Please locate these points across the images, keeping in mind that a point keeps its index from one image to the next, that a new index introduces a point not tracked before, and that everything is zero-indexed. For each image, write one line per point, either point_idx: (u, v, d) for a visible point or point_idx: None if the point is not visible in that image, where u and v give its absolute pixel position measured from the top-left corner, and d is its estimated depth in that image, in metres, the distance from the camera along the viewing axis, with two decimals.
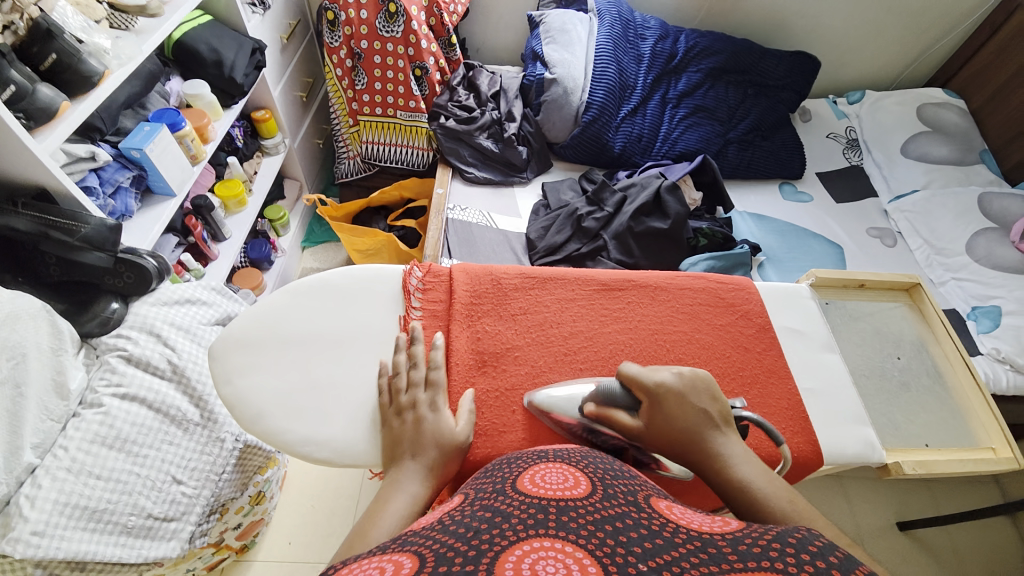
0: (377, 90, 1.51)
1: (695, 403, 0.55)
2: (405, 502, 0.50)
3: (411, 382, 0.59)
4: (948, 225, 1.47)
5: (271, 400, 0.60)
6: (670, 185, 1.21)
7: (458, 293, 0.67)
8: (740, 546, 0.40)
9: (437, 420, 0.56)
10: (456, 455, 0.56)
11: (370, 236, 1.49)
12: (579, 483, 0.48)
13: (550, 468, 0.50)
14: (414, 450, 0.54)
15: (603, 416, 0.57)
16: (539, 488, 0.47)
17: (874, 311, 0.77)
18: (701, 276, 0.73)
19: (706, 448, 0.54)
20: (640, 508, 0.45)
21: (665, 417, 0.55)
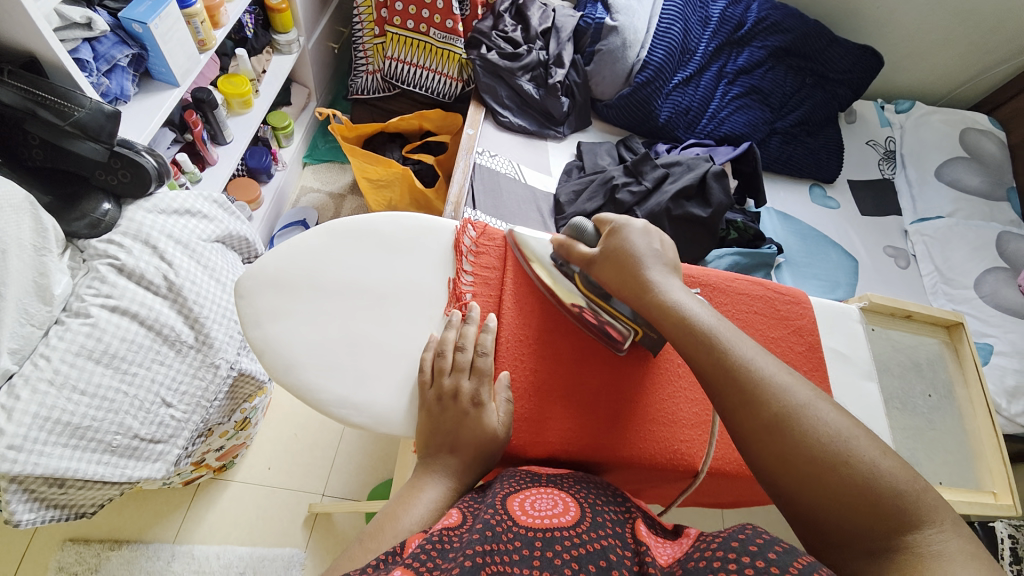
0: (413, 0, 1.35)
1: (646, 244, 0.58)
2: (439, 490, 0.50)
3: (457, 366, 0.54)
4: (963, 257, 1.48)
5: (305, 353, 0.54)
6: (718, 171, 1.14)
7: (512, 262, 0.62)
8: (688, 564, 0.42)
9: (481, 414, 0.53)
10: (491, 447, 0.53)
11: (383, 166, 1.37)
12: (569, 508, 0.50)
13: (544, 494, 0.51)
14: (452, 442, 0.52)
15: (566, 248, 0.61)
16: (529, 514, 0.48)
17: (915, 344, 0.76)
18: (759, 282, 0.69)
19: (641, 273, 0.56)
20: (629, 539, 0.47)
21: (619, 248, 0.58)
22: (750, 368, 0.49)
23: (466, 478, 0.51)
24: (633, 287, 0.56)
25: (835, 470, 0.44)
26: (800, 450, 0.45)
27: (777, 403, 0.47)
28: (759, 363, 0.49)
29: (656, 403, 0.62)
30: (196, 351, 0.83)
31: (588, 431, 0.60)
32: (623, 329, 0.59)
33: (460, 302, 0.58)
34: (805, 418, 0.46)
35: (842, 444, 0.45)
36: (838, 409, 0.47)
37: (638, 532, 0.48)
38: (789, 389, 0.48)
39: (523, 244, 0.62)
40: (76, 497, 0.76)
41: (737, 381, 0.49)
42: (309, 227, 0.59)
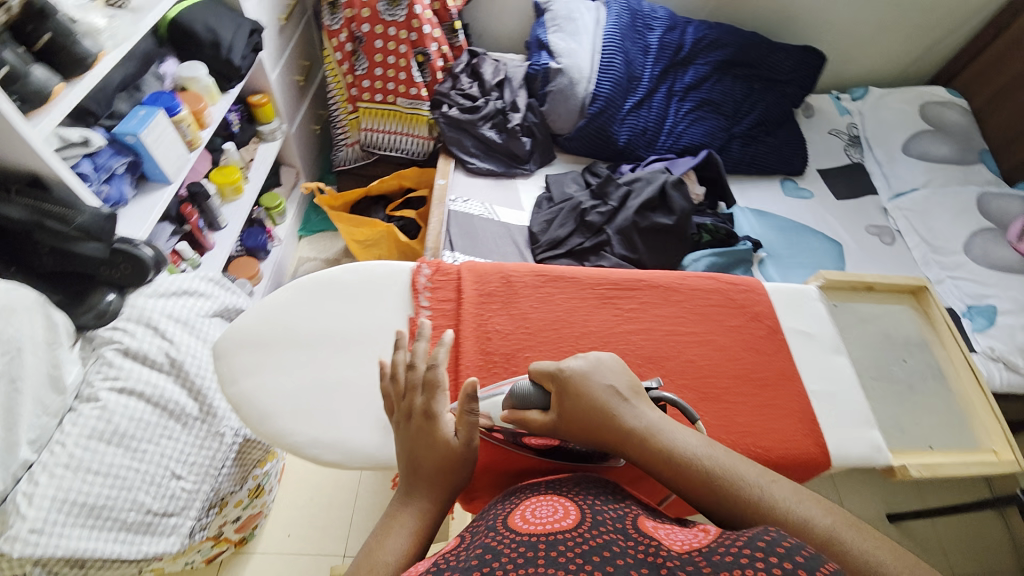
0: (378, 76, 1.49)
1: (597, 382, 0.55)
2: (415, 513, 0.51)
3: (410, 385, 0.54)
4: (945, 225, 1.48)
5: (280, 402, 0.58)
6: (675, 181, 1.20)
7: (467, 293, 0.63)
8: (716, 557, 0.42)
9: (436, 427, 0.52)
10: (458, 464, 0.52)
11: (369, 227, 1.47)
12: (569, 512, 0.51)
13: (544, 503, 0.54)
14: (415, 461, 0.52)
15: (517, 419, 0.56)
16: (531, 522, 0.50)
17: (882, 313, 0.76)
18: (712, 276, 0.71)
19: (618, 424, 0.53)
20: (631, 532, 0.48)
21: (570, 402, 0.54)
22: (767, 505, 0.47)
23: (438, 499, 0.52)
24: (617, 440, 0.52)
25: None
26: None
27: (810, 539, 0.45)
28: (773, 496, 0.47)
29: None
30: (200, 422, 0.89)
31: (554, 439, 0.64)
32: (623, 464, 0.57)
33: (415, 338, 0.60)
34: (841, 545, 0.44)
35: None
36: (866, 531, 0.45)
37: (639, 526, 0.49)
38: (811, 518, 0.46)
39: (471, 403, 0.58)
40: None
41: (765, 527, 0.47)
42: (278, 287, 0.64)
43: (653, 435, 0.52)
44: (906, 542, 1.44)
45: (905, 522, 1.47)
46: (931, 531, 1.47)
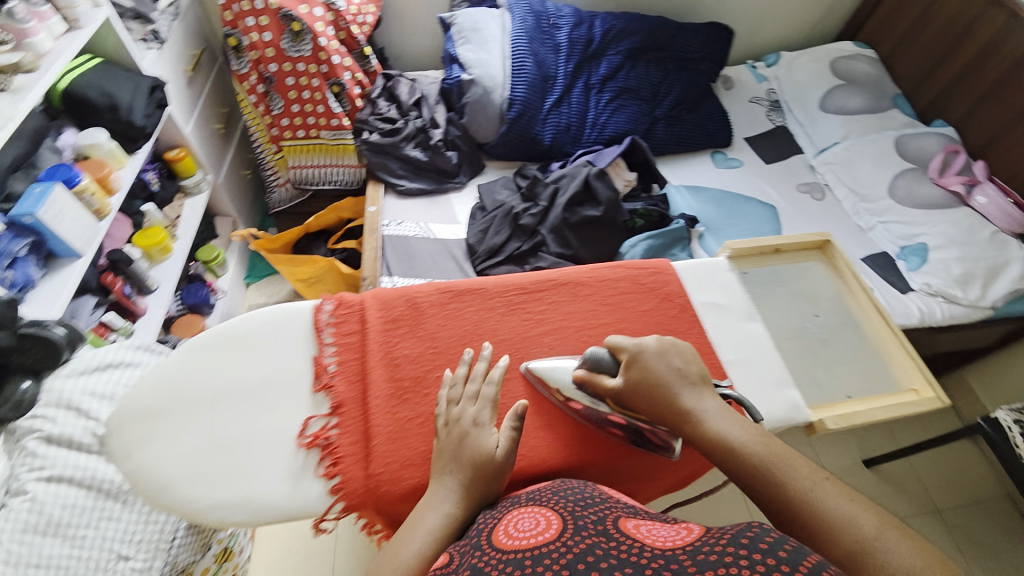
0: (296, 112, 1.48)
1: (665, 364, 0.61)
2: (439, 515, 0.54)
3: (462, 396, 0.59)
4: (869, 169, 1.50)
5: (176, 473, 0.56)
6: (597, 172, 1.22)
7: (371, 323, 0.63)
8: (699, 556, 0.42)
9: (478, 435, 0.57)
10: (498, 472, 0.56)
11: (309, 263, 1.45)
12: (552, 521, 0.51)
13: (524, 516, 0.53)
14: (454, 464, 0.56)
15: (586, 380, 0.62)
16: (513, 536, 0.50)
17: (792, 272, 0.78)
18: (620, 264, 0.73)
19: (680, 401, 0.59)
20: (613, 533, 0.48)
21: (640, 376, 0.60)
22: (808, 501, 0.51)
23: (470, 502, 0.55)
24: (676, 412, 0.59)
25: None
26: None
27: (843, 541, 0.48)
28: (820, 498, 0.51)
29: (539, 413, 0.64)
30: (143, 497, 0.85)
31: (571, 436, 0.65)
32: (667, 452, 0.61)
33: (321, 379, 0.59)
34: (876, 556, 0.47)
35: None
36: (909, 537, 0.48)
37: (621, 527, 0.50)
38: (854, 520, 0.49)
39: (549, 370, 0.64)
40: None
41: (800, 517, 0.51)
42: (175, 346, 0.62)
43: (709, 415, 0.59)
44: (884, 484, 1.47)
45: (882, 465, 1.50)
46: (907, 469, 1.50)
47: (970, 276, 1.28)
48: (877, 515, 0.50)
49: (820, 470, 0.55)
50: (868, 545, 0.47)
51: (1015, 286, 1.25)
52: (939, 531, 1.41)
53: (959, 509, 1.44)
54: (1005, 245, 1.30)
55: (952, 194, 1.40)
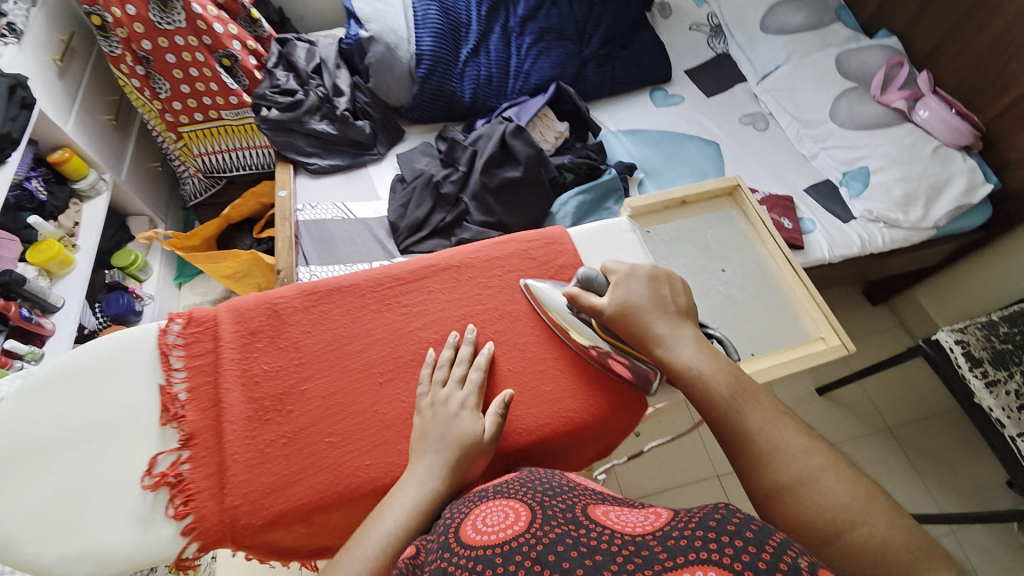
0: (187, 94, 1.33)
1: (648, 292, 0.59)
2: (416, 491, 0.48)
3: (446, 380, 0.55)
4: (811, 93, 1.42)
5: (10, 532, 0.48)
6: (513, 129, 1.14)
7: (226, 339, 0.55)
8: (669, 542, 0.39)
9: (462, 420, 0.52)
10: (482, 457, 0.52)
11: (230, 258, 1.33)
12: (521, 513, 0.45)
13: (493, 508, 0.46)
14: (439, 445, 0.51)
15: (573, 298, 0.60)
16: (482, 532, 0.43)
17: (696, 224, 0.77)
18: (509, 238, 0.67)
19: (662, 320, 0.58)
20: (581, 521, 0.43)
21: (622, 299, 0.58)
22: (762, 437, 0.52)
23: (454, 482, 0.49)
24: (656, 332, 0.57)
25: (837, 541, 0.45)
26: (802, 520, 0.47)
27: (782, 475, 0.50)
28: (775, 434, 0.52)
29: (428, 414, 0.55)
30: None
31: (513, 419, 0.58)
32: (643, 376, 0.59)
33: (170, 411, 0.52)
34: (809, 492, 0.48)
35: (841, 514, 0.46)
36: (852, 474, 0.49)
37: (593, 516, 0.45)
38: (803, 455, 0.50)
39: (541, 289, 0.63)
40: None
41: (749, 448, 0.52)
42: None
43: (688, 340, 0.57)
44: (837, 410, 1.50)
45: (835, 392, 1.52)
46: (860, 393, 1.53)
47: (912, 196, 1.23)
48: (827, 456, 0.50)
49: (787, 410, 0.55)
50: (814, 479, 0.49)
51: (958, 203, 1.22)
52: (891, 447, 1.45)
53: (909, 425, 1.48)
54: (947, 160, 1.25)
55: (894, 111, 1.33)
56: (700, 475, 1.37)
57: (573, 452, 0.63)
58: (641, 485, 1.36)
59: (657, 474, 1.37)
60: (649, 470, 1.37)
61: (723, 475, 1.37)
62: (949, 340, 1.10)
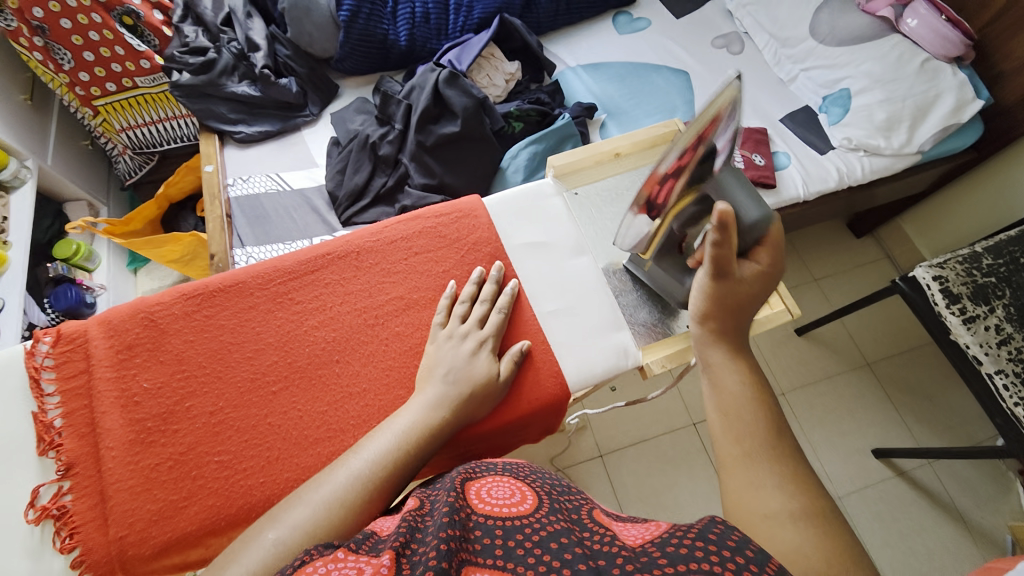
0: (93, 62, 1.18)
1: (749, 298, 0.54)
2: (421, 418, 0.47)
3: (471, 319, 0.54)
4: (790, 7, 1.27)
5: None
6: (447, 77, 1.03)
7: (100, 358, 0.50)
8: (669, 547, 0.39)
9: (474, 360, 0.51)
10: (489, 399, 0.51)
11: (172, 242, 1.26)
12: (526, 496, 0.46)
13: (498, 483, 0.47)
14: (451, 378, 0.50)
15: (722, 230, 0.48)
16: (487, 503, 0.44)
17: (630, 182, 0.67)
18: (418, 215, 0.60)
19: (731, 331, 0.55)
20: (585, 523, 0.44)
21: (732, 288, 0.53)
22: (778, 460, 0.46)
23: (457, 418, 0.48)
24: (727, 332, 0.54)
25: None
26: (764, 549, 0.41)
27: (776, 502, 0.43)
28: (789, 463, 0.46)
29: (325, 422, 0.51)
30: None
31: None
32: (643, 234, 0.56)
33: (45, 441, 0.48)
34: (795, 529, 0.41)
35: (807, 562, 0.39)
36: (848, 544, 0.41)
37: (596, 518, 0.45)
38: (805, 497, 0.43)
39: (711, 129, 0.47)
40: None
41: (756, 458, 0.46)
42: None
43: (738, 352, 0.54)
44: (816, 348, 1.47)
45: (814, 331, 1.48)
46: (840, 330, 1.50)
47: (895, 120, 1.12)
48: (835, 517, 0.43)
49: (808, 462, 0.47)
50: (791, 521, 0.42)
51: (945, 123, 1.11)
52: (869, 382, 1.44)
53: (890, 359, 1.46)
54: (935, 74, 1.12)
55: (880, 21, 1.18)
56: (675, 424, 1.37)
57: (528, 429, 0.58)
58: (616, 438, 1.36)
59: (633, 426, 1.37)
60: (624, 423, 1.37)
61: (698, 422, 1.37)
62: (927, 276, 1.05)
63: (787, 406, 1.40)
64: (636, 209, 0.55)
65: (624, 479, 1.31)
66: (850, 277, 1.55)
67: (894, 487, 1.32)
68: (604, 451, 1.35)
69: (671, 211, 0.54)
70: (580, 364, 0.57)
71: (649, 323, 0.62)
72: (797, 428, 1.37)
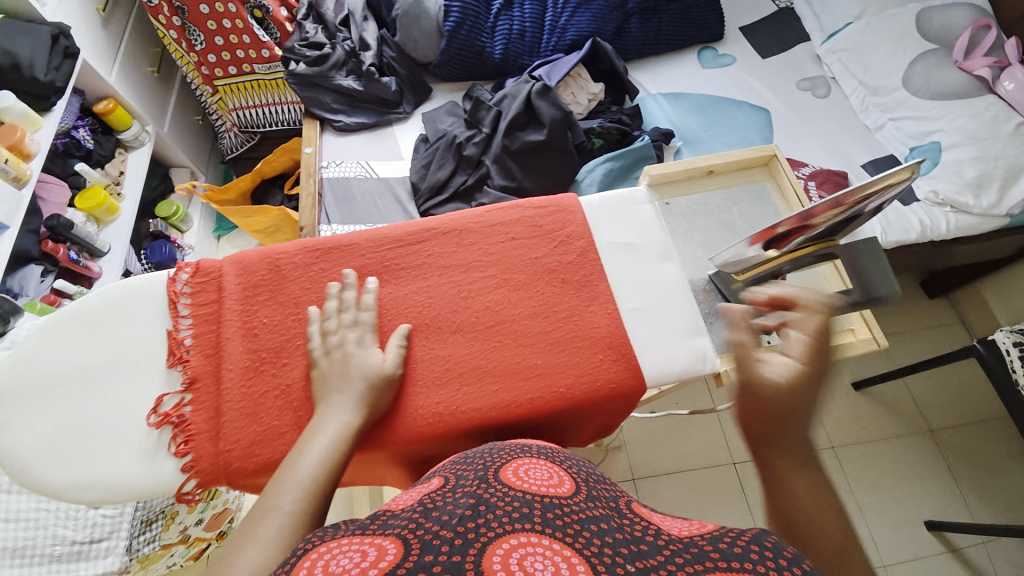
0: (221, 47, 1.33)
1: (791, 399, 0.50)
2: (336, 428, 0.49)
3: (340, 324, 0.54)
4: (884, 56, 1.26)
5: (34, 452, 0.52)
6: (540, 89, 1.09)
7: (230, 290, 0.56)
8: (721, 545, 0.39)
9: (363, 356, 0.53)
10: (382, 397, 0.52)
11: (260, 213, 1.36)
12: (564, 481, 0.48)
13: (534, 464, 0.49)
14: (339, 385, 0.51)
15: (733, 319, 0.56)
16: (525, 481, 0.45)
17: (720, 197, 0.75)
18: (517, 204, 0.64)
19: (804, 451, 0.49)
20: (625, 512, 0.45)
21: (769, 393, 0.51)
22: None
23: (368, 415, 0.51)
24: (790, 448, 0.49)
25: None
26: None
27: None
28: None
29: (413, 377, 0.55)
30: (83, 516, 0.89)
31: (494, 395, 0.55)
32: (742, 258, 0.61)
33: (176, 354, 0.54)
34: None
35: None
36: None
37: (633, 507, 0.47)
38: None
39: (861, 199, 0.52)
40: None
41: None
42: (29, 326, 0.56)
43: (805, 470, 0.48)
44: (875, 407, 1.39)
45: (874, 387, 1.41)
46: (903, 391, 1.42)
47: (986, 179, 1.09)
48: None
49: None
50: None
51: None
52: (931, 451, 1.35)
53: (955, 429, 1.37)
54: None
55: (976, 80, 1.17)
56: (715, 460, 1.33)
57: (591, 421, 0.59)
58: (651, 465, 1.34)
59: (669, 455, 1.34)
60: (661, 450, 1.35)
61: (740, 462, 1.33)
62: (1009, 341, 1.00)
63: (836, 461, 1.33)
64: (754, 239, 0.57)
65: (656, 508, 1.28)
66: (918, 337, 1.48)
67: (946, 567, 1.23)
68: (638, 475, 1.33)
69: (784, 250, 0.58)
70: (639, 364, 0.58)
71: None
72: (845, 486, 1.30)
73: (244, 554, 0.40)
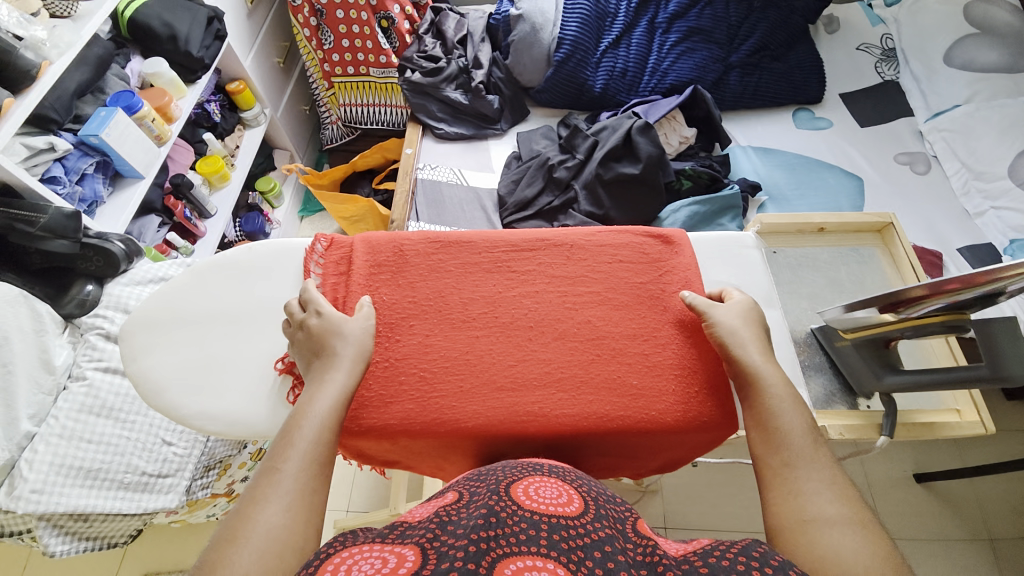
0: (346, 48, 1.45)
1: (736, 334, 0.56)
2: (331, 395, 0.50)
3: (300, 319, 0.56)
4: (991, 143, 1.24)
5: (170, 377, 0.59)
6: (641, 126, 1.13)
7: (358, 265, 0.62)
8: (712, 560, 0.40)
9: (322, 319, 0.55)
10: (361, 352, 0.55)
11: (349, 202, 1.46)
12: (573, 499, 0.47)
13: (545, 482, 0.48)
14: (317, 351, 0.54)
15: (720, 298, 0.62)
16: (533, 499, 0.45)
17: (830, 255, 0.79)
18: (626, 229, 0.66)
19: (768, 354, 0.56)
20: (632, 535, 0.44)
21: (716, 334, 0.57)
22: (793, 453, 0.49)
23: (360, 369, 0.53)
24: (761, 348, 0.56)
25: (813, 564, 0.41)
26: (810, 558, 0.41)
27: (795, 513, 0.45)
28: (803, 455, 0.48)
29: (514, 374, 0.58)
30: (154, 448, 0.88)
31: (587, 405, 0.56)
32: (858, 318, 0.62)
33: None
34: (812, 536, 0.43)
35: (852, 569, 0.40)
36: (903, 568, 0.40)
37: (640, 529, 0.46)
38: (830, 502, 0.45)
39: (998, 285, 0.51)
40: (104, 529, 0.87)
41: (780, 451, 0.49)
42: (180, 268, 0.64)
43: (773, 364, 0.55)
44: (937, 504, 1.30)
45: (938, 483, 1.32)
46: (970, 495, 1.32)
47: None
48: None
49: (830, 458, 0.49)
50: (833, 526, 0.43)
51: None
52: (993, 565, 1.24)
53: None
54: None
55: None
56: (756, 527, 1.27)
57: (670, 449, 0.60)
58: (686, 517, 1.29)
59: (706, 511, 1.29)
60: (699, 503, 1.30)
61: None
62: None
63: None
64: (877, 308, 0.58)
65: None
66: (994, 439, 1.38)
67: None
68: (671, 525, 1.28)
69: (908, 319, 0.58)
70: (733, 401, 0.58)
71: (829, 391, 0.70)
72: None
73: (256, 516, 0.42)
